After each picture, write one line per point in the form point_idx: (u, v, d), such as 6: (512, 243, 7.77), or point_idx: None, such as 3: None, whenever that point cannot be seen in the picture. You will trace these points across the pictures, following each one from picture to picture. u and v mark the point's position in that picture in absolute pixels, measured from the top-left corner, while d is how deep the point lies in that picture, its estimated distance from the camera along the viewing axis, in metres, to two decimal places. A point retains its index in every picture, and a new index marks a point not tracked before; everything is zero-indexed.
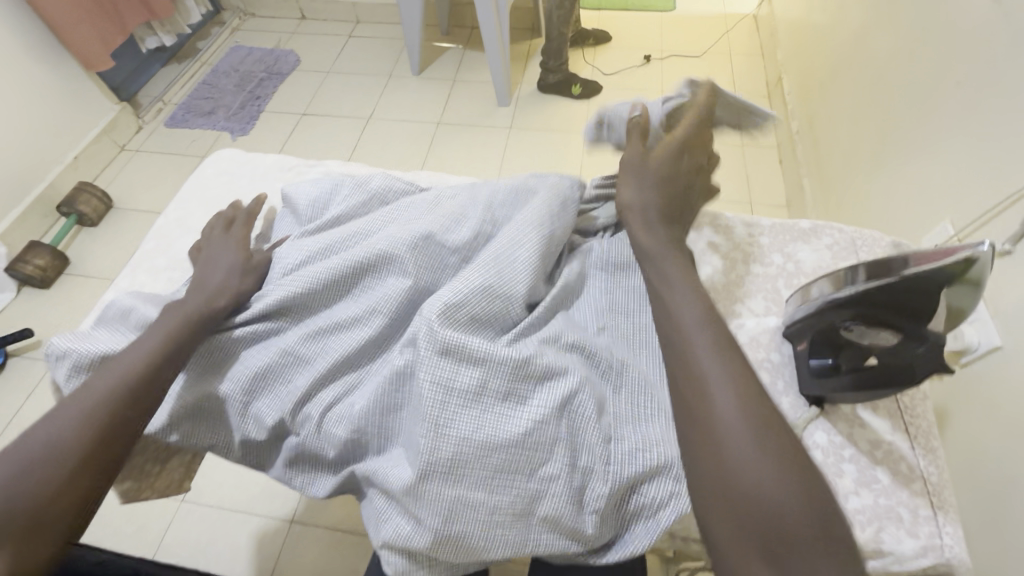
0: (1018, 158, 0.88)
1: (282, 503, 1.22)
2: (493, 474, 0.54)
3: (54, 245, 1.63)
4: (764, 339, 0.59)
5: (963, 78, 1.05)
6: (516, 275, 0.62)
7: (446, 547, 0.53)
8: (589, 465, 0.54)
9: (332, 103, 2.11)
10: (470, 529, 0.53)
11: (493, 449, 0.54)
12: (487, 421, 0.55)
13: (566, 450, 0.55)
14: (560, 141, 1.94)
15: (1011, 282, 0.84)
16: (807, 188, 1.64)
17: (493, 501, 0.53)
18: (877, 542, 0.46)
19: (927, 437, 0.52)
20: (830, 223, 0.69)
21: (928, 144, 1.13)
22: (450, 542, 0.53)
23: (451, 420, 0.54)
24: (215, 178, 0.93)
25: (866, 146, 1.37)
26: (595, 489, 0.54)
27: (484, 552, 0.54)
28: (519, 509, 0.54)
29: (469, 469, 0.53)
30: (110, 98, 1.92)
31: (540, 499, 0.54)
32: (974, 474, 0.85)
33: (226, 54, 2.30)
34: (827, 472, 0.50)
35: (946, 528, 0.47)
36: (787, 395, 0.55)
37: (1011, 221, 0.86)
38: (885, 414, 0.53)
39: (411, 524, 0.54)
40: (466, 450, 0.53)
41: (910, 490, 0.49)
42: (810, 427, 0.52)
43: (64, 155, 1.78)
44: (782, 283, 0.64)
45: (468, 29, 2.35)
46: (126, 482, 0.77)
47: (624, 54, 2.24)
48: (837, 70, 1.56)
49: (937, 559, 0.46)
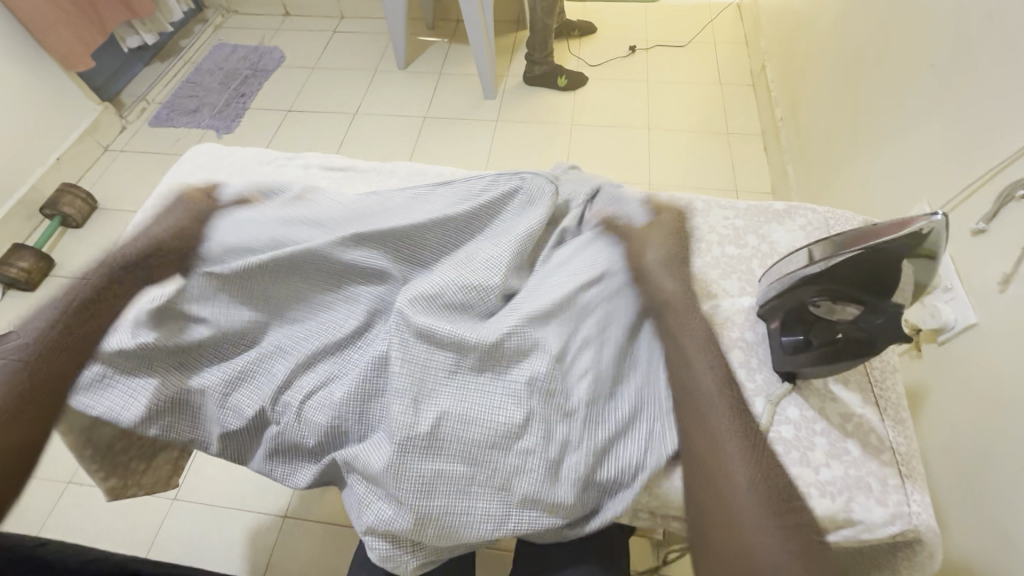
0: (991, 138, 0.89)
1: (275, 498, 1.23)
2: (471, 449, 0.55)
3: (38, 247, 1.62)
4: (739, 319, 0.60)
5: (935, 61, 1.07)
6: (486, 260, 0.63)
7: (429, 526, 0.53)
8: (570, 440, 0.56)
9: (317, 99, 2.10)
10: (451, 507, 0.54)
11: (469, 428, 0.55)
12: (462, 401, 0.56)
13: (544, 427, 0.55)
14: (547, 132, 1.94)
15: (984, 260, 0.86)
16: (792, 175, 1.65)
17: (473, 476, 0.54)
18: (847, 511, 0.48)
19: (896, 409, 0.54)
20: (803, 205, 0.70)
21: (904, 127, 1.14)
22: (433, 522, 0.53)
23: (428, 397, 0.56)
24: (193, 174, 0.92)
25: (846, 131, 1.38)
26: (577, 466, 0.55)
27: (466, 530, 0.54)
28: (497, 487, 0.54)
29: (446, 445, 0.54)
30: (92, 98, 1.90)
31: (519, 475, 0.54)
32: (953, 449, 0.87)
33: (209, 52, 2.28)
34: (799, 445, 0.51)
35: (913, 495, 0.48)
36: (760, 372, 0.56)
37: (983, 200, 0.88)
38: (856, 388, 0.54)
39: (393, 504, 0.54)
40: (443, 427, 0.55)
41: (879, 460, 0.50)
42: (783, 402, 0.53)
43: (46, 156, 1.77)
44: (756, 264, 0.65)
45: (453, 22, 2.34)
46: (112, 479, 0.77)
47: (610, 45, 2.24)
48: (818, 56, 1.57)
49: (906, 526, 0.47)
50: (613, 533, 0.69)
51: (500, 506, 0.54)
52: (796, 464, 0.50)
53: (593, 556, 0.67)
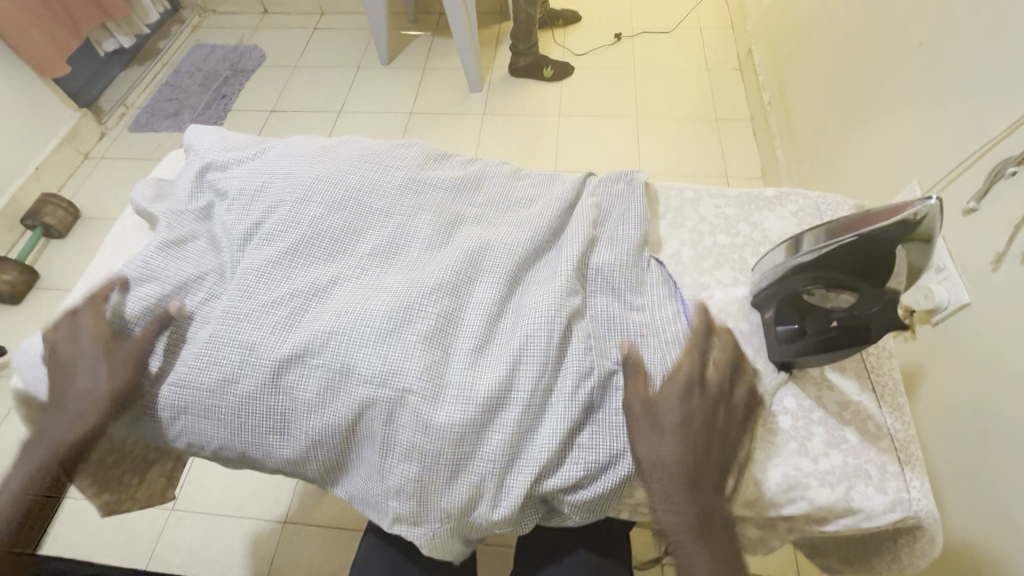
0: (981, 115, 0.89)
1: (274, 504, 1.22)
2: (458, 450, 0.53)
3: (21, 259, 1.59)
4: (733, 310, 0.59)
5: (923, 40, 1.06)
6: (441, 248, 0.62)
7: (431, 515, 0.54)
8: (574, 411, 0.52)
9: (300, 98, 2.07)
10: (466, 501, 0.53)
11: (480, 426, 0.52)
12: (470, 401, 0.53)
13: (552, 409, 0.53)
14: (534, 124, 1.92)
15: (977, 240, 0.85)
16: (782, 159, 1.65)
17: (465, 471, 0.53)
18: (848, 501, 0.47)
19: (894, 395, 0.53)
20: (794, 190, 0.69)
21: (894, 107, 1.13)
22: (452, 518, 0.54)
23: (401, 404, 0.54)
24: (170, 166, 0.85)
25: (835, 114, 1.38)
26: (584, 439, 0.53)
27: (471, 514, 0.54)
28: (510, 482, 0.53)
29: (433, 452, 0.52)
30: (70, 105, 1.87)
31: (531, 464, 0.52)
32: (951, 429, 0.88)
33: (188, 54, 2.24)
34: (798, 436, 0.50)
35: (913, 482, 0.48)
36: (756, 363, 0.55)
37: (974, 179, 0.88)
38: (852, 374, 0.54)
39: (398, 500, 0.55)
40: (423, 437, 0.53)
41: (878, 448, 0.49)
42: (780, 392, 0.53)
43: (25, 166, 1.74)
44: (749, 252, 0.64)
45: (435, 15, 2.31)
46: (105, 495, 0.76)
47: (594, 34, 2.21)
48: (804, 39, 1.56)
49: (907, 513, 0.47)
50: (616, 530, 0.69)
51: (514, 501, 0.53)
52: (795, 455, 0.49)
53: (597, 548, 0.67)
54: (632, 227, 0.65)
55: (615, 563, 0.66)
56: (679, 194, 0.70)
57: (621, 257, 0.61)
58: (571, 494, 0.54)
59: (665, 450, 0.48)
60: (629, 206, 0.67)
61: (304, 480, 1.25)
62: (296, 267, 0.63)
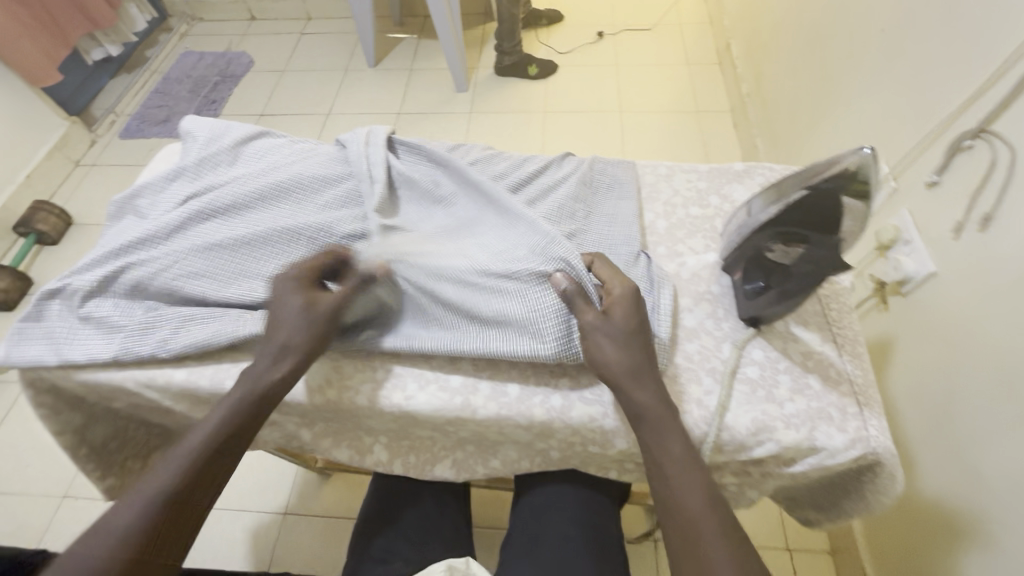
0: (940, 90, 0.93)
1: (273, 497, 1.24)
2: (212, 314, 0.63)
3: (15, 266, 1.60)
4: (705, 274, 0.63)
5: (886, 25, 1.11)
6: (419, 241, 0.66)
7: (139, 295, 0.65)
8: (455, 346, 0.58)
9: (289, 102, 2.09)
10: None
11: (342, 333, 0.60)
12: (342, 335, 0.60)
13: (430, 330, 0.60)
14: (520, 122, 1.96)
15: (941, 208, 0.89)
16: (761, 147, 1.70)
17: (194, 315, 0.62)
18: (812, 439, 0.51)
19: (853, 345, 0.57)
20: (761, 164, 0.73)
21: (862, 90, 1.18)
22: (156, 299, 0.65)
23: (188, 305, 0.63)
24: (166, 156, 0.85)
25: (809, 99, 1.43)
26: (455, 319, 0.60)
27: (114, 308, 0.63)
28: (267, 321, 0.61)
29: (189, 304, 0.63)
30: (59, 114, 1.88)
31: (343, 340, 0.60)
32: (918, 393, 0.92)
33: (176, 61, 2.26)
34: (764, 385, 0.54)
35: (871, 421, 0.52)
36: (726, 321, 0.59)
37: (936, 154, 0.92)
38: (815, 328, 0.58)
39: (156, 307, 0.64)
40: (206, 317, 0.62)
41: (839, 392, 0.53)
42: (748, 345, 0.57)
43: (17, 174, 1.75)
44: (719, 222, 0.68)
45: (421, 18, 2.35)
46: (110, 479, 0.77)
47: (577, 32, 2.26)
48: (778, 30, 1.61)
49: (866, 449, 0.50)
50: (600, 489, 0.72)
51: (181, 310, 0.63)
52: (762, 401, 0.53)
53: (591, 505, 0.70)
54: (623, 188, 0.71)
55: (609, 527, 0.69)
56: (654, 171, 0.74)
57: (608, 235, 0.65)
58: (570, 402, 0.57)
59: (694, 500, 0.48)
60: (624, 177, 0.72)
61: (302, 471, 1.27)
62: (277, 251, 0.65)
